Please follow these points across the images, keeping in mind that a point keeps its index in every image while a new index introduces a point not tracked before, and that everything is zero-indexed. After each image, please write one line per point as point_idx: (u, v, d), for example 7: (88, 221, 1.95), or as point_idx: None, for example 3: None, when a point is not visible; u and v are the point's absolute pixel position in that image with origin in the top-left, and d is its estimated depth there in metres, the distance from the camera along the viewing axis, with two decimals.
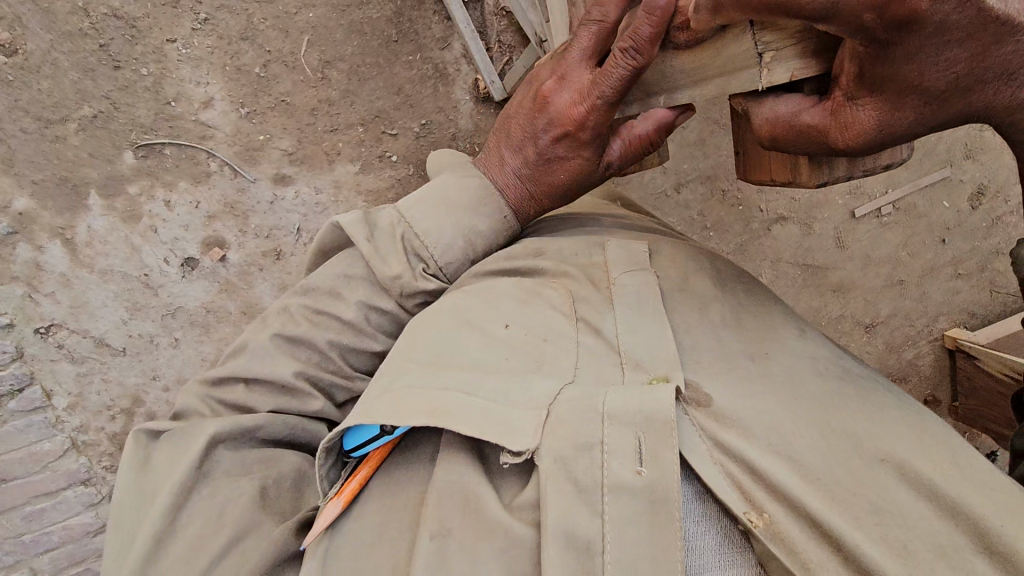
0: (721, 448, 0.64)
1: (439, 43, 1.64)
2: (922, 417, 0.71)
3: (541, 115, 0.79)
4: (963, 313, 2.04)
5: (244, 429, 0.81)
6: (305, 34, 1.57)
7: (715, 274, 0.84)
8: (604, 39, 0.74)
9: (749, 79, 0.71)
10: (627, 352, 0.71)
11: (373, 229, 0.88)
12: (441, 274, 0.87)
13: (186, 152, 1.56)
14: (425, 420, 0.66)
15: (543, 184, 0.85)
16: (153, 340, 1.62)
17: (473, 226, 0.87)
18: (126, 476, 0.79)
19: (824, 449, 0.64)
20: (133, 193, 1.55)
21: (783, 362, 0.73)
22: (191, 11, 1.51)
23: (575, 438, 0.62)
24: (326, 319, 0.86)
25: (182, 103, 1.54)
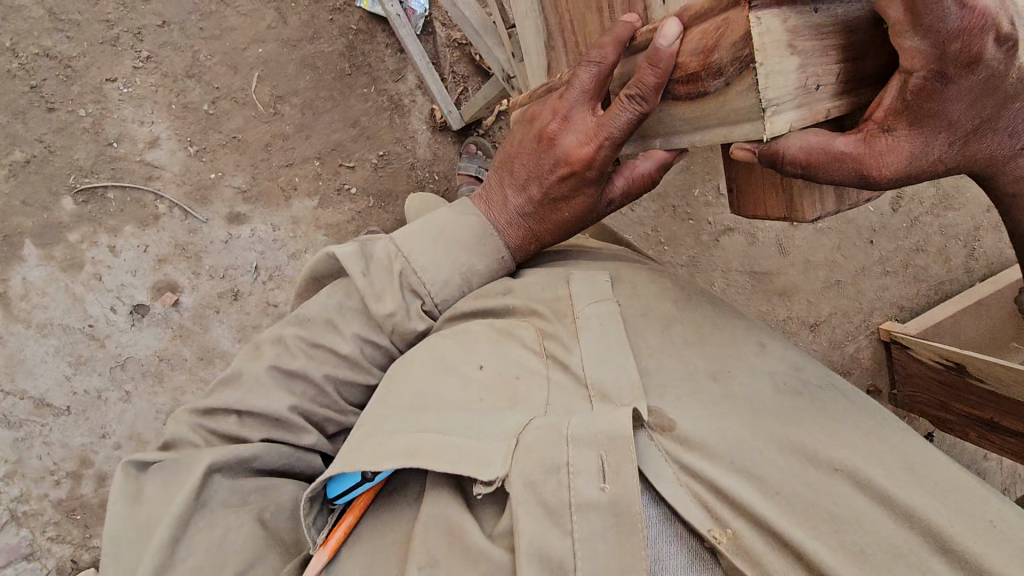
0: (687, 470, 0.63)
1: (393, 76, 1.66)
2: (878, 422, 0.69)
3: (549, 154, 0.72)
4: (894, 308, 2.17)
5: (241, 459, 0.74)
6: (256, 69, 1.55)
7: (681, 292, 0.83)
8: (605, 78, 0.67)
9: (751, 131, 0.54)
10: (594, 382, 0.71)
11: (371, 258, 0.83)
12: (435, 310, 0.83)
13: (131, 195, 1.49)
14: (401, 462, 0.65)
15: (547, 223, 0.80)
16: (101, 395, 1.50)
17: (470, 264, 0.83)
18: (117, 509, 0.71)
19: (777, 466, 0.63)
20: (74, 240, 1.46)
21: (742, 381, 0.71)
22: (132, 49, 1.47)
23: (543, 461, 0.62)
24: (323, 351, 0.81)
25: (125, 143, 1.48)
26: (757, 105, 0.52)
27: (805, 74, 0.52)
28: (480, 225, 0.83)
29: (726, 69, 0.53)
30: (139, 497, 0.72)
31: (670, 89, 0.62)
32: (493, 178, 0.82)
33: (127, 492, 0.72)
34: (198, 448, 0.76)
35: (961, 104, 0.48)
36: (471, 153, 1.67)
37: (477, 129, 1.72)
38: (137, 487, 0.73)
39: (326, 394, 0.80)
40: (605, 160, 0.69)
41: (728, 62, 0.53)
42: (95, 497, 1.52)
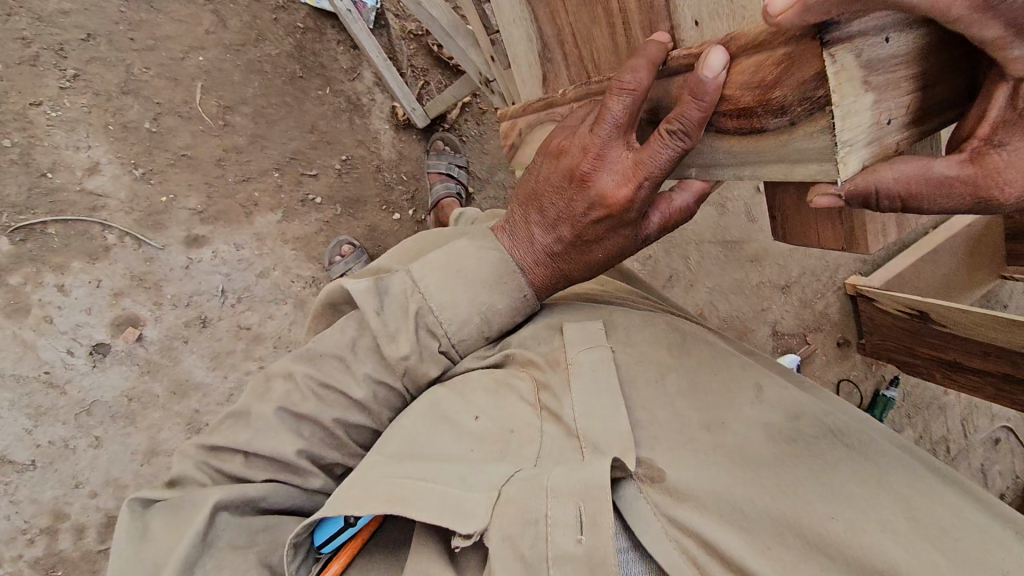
0: (676, 524, 0.60)
1: (348, 74, 1.57)
2: (883, 471, 0.64)
3: (580, 195, 0.58)
4: (858, 262, 2.23)
5: (248, 499, 0.69)
6: (198, 79, 1.44)
7: (679, 337, 0.81)
8: (640, 107, 0.52)
9: (822, 174, 0.42)
10: (584, 433, 0.67)
11: (385, 296, 0.70)
12: (452, 351, 0.71)
13: (76, 227, 1.37)
14: (384, 509, 0.61)
15: (575, 262, 0.66)
16: (68, 444, 1.38)
17: (490, 302, 0.68)
18: (121, 548, 0.65)
19: (768, 514, 0.60)
20: (16, 283, 1.33)
21: (737, 433, 0.68)
22: (56, 68, 1.34)
23: (523, 512, 0.59)
24: (330, 394, 0.73)
25: (61, 173, 1.35)
26: (829, 147, 0.41)
27: (881, 109, 0.42)
28: (501, 260, 0.68)
29: (791, 106, 0.42)
30: (143, 535, 0.66)
31: (714, 121, 0.50)
32: (514, 211, 0.68)
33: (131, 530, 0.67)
34: (204, 488, 0.70)
35: None
36: (438, 150, 1.62)
37: (442, 124, 1.67)
38: (140, 525, 0.67)
39: (334, 438, 0.74)
40: (647, 199, 0.57)
41: (794, 99, 0.41)
42: (76, 551, 1.38)
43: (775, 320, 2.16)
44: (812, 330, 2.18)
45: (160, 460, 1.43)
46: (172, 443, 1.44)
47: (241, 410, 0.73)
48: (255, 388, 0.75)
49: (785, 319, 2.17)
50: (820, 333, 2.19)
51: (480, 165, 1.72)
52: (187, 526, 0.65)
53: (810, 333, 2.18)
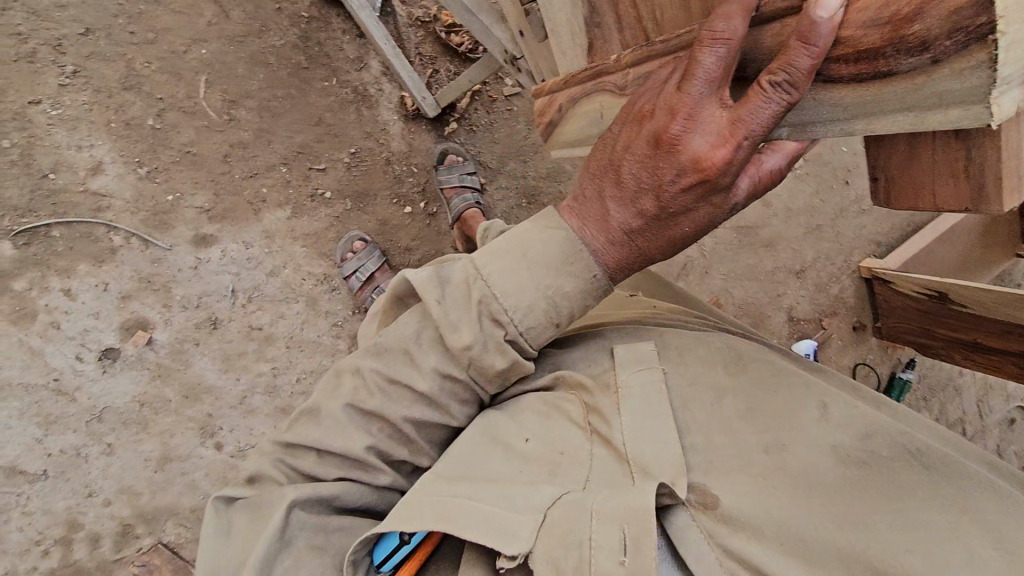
0: (732, 554, 0.56)
1: (354, 64, 1.52)
2: (973, 499, 0.54)
3: (664, 161, 0.50)
4: (875, 245, 2.18)
5: (321, 498, 0.66)
6: (201, 73, 1.39)
7: (731, 349, 0.74)
8: (733, 59, 0.45)
9: (961, 118, 0.37)
10: (634, 458, 0.63)
11: (446, 285, 0.62)
12: (523, 339, 0.60)
13: (80, 230, 1.32)
14: (431, 525, 0.60)
15: (659, 238, 0.57)
16: (80, 453, 1.35)
17: (558, 286, 0.58)
18: (208, 546, 0.64)
19: (833, 545, 0.54)
20: (21, 287, 1.29)
21: (801, 453, 0.61)
22: (54, 64, 1.29)
23: (568, 536, 0.58)
24: (404, 395, 0.66)
25: (62, 173, 1.30)
26: (977, 87, 0.35)
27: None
28: (567, 240, 0.58)
29: (935, 37, 0.36)
30: (229, 530, 0.66)
31: (824, 69, 0.43)
32: (585, 186, 0.59)
33: (221, 528, 0.66)
34: (280, 486, 0.67)
35: None
36: (451, 163, 1.58)
37: (452, 114, 1.63)
38: (225, 522, 0.66)
39: (404, 436, 0.67)
40: (746, 160, 0.48)
41: (935, 30, 0.35)
42: (90, 562, 1.33)
43: (790, 306, 2.12)
44: (828, 315, 2.14)
45: (173, 466, 1.40)
46: (185, 449, 1.40)
47: (312, 406, 0.69)
48: (325, 383, 0.70)
49: (801, 305, 2.13)
50: (836, 318, 2.14)
51: (489, 156, 1.68)
52: (267, 522, 0.63)
53: (826, 318, 2.14)
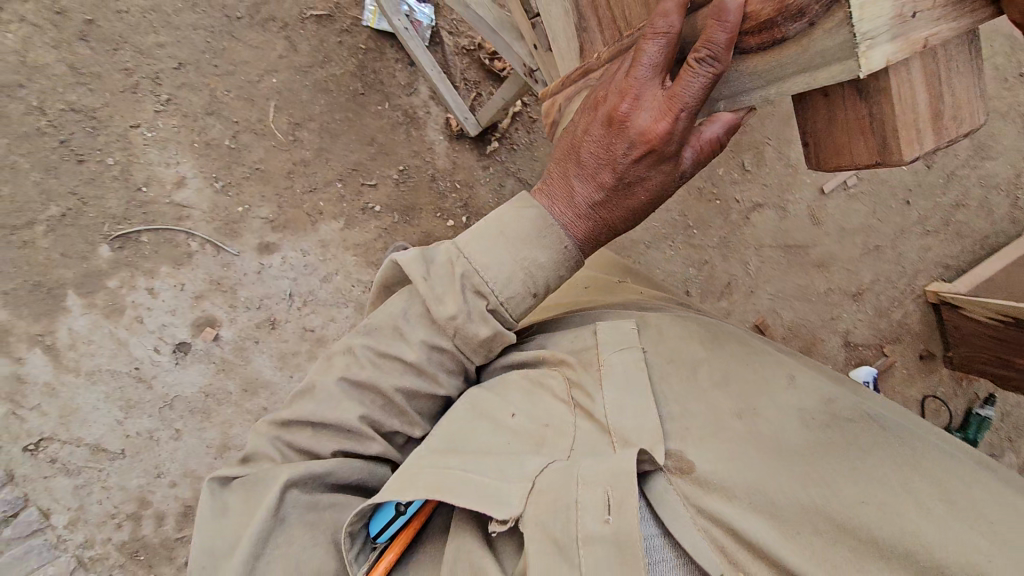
0: (704, 514, 0.65)
1: (405, 89, 1.66)
2: (921, 456, 0.66)
3: (617, 137, 0.59)
4: (941, 267, 2.06)
5: (315, 475, 0.71)
6: (271, 99, 1.56)
7: (705, 333, 0.83)
8: (671, 50, 0.56)
9: (841, 73, 0.49)
10: (616, 428, 0.71)
11: (430, 264, 0.67)
12: (504, 310, 0.66)
13: (164, 236, 1.50)
14: (424, 494, 0.68)
15: (618, 209, 0.64)
16: (153, 436, 1.50)
17: (532, 257, 0.65)
18: (205, 526, 0.70)
19: (799, 503, 0.63)
20: (114, 286, 1.47)
21: (770, 418, 0.71)
22: (152, 94, 1.47)
23: (556, 499, 0.65)
24: (393, 364, 0.74)
25: (154, 187, 1.48)
26: (848, 42, 0.47)
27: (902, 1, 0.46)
28: (539, 219, 0.66)
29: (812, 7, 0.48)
30: (225, 510, 0.71)
31: (740, 43, 0.55)
32: (551, 171, 0.67)
33: (214, 507, 0.72)
34: (276, 465, 0.73)
35: None
36: None
37: (493, 133, 1.73)
38: (221, 502, 0.72)
39: (395, 406, 0.75)
40: (685, 132, 0.58)
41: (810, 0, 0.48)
42: (156, 537, 1.49)
43: (847, 330, 2.04)
44: (889, 341, 2.03)
45: (231, 454, 1.53)
46: (243, 439, 1.54)
47: (306, 385, 0.76)
48: (319, 365, 0.78)
49: (858, 329, 2.03)
50: (899, 344, 2.04)
51: (529, 173, 1.76)
52: (262, 500, 0.69)
53: (887, 344, 2.04)
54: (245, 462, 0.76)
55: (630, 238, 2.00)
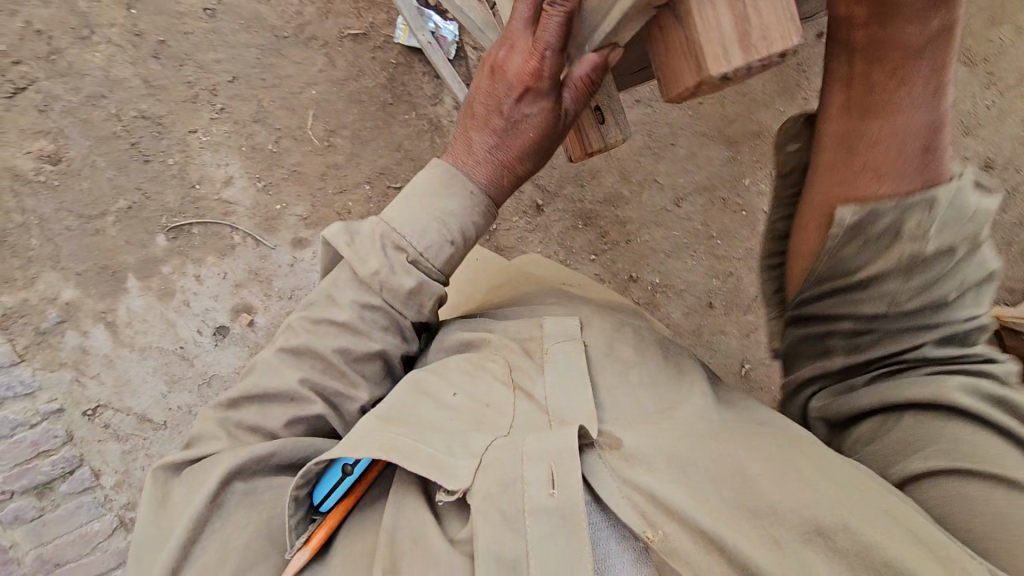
0: (630, 484, 0.74)
1: (431, 100, 1.79)
2: (802, 442, 0.81)
3: (501, 83, 0.79)
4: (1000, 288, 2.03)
5: (259, 458, 0.78)
6: (310, 108, 1.72)
7: (637, 339, 0.97)
8: (537, 9, 0.77)
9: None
10: (554, 410, 0.83)
11: (355, 234, 0.83)
12: (421, 260, 0.82)
13: (212, 229, 1.68)
14: (374, 453, 0.75)
15: (513, 149, 0.83)
16: (191, 410, 1.67)
17: (444, 207, 0.83)
18: (146, 512, 0.77)
19: (710, 475, 0.75)
20: (166, 272, 1.66)
21: (686, 412, 0.85)
22: (208, 103, 1.67)
23: (502, 475, 0.73)
24: (325, 328, 0.83)
25: (205, 184, 1.67)
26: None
27: None
28: (448, 167, 0.85)
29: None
30: (166, 499, 0.78)
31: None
32: (456, 129, 0.87)
33: (157, 495, 0.78)
34: (219, 450, 0.80)
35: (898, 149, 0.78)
36: None
37: None
38: (163, 491, 0.79)
39: (335, 368, 0.83)
40: (552, 70, 0.77)
41: None
42: None
43: None
44: None
45: None
46: None
47: (249, 365, 0.85)
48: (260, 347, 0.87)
49: None
50: None
51: (548, 181, 1.89)
52: (201, 485, 0.76)
53: None
54: (188, 448, 0.83)
55: (649, 246, 1.97)
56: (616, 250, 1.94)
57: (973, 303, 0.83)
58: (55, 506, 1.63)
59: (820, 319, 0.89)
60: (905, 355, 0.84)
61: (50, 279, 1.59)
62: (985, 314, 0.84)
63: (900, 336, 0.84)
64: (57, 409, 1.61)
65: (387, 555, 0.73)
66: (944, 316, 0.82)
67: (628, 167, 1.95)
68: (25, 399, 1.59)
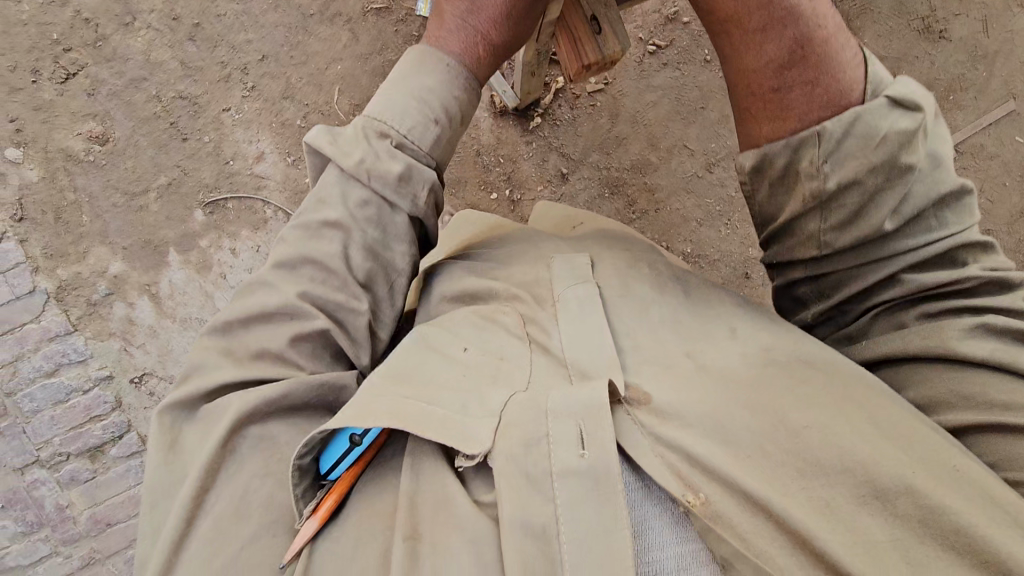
0: (662, 441, 0.70)
1: None
2: (855, 387, 0.74)
3: None
4: None
5: (267, 401, 0.78)
6: (336, 84, 1.77)
7: (655, 278, 0.92)
8: None
9: None
10: (573, 363, 0.80)
11: (340, 131, 0.90)
12: (407, 142, 0.91)
13: (246, 204, 1.75)
14: (386, 421, 0.71)
15: (487, 17, 0.97)
16: None
17: (421, 84, 0.93)
18: (155, 458, 0.78)
19: (749, 431, 0.70)
20: (204, 246, 1.73)
21: (715, 358, 0.79)
22: (240, 82, 1.74)
23: (525, 435, 0.70)
24: (320, 231, 0.87)
25: (238, 161, 1.74)
26: None
27: None
28: (426, 45, 0.98)
29: None
30: (175, 445, 0.79)
31: None
32: (431, 15, 1.00)
33: (164, 440, 0.79)
34: (225, 396, 0.80)
35: (798, 58, 0.84)
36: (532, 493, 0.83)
37: (536, 109, 1.85)
38: (173, 437, 0.80)
39: (336, 277, 0.86)
40: None
41: None
42: None
43: None
44: None
45: None
46: None
47: (244, 286, 0.86)
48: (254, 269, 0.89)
49: None
50: None
51: (573, 148, 1.87)
52: (215, 430, 0.77)
53: None
54: (185, 384, 0.82)
55: (681, 215, 1.89)
56: (646, 219, 1.87)
57: (944, 218, 0.82)
58: (106, 469, 1.72)
59: (786, 263, 0.92)
60: (888, 287, 0.84)
61: (99, 253, 1.69)
62: (966, 227, 0.83)
63: (867, 266, 0.85)
64: (107, 376, 1.70)
65: (406, 515, 0.71)
66: (903, 245, 0.82)
67: (656, 134, 1.89)
68: (79, 365, 1.69)
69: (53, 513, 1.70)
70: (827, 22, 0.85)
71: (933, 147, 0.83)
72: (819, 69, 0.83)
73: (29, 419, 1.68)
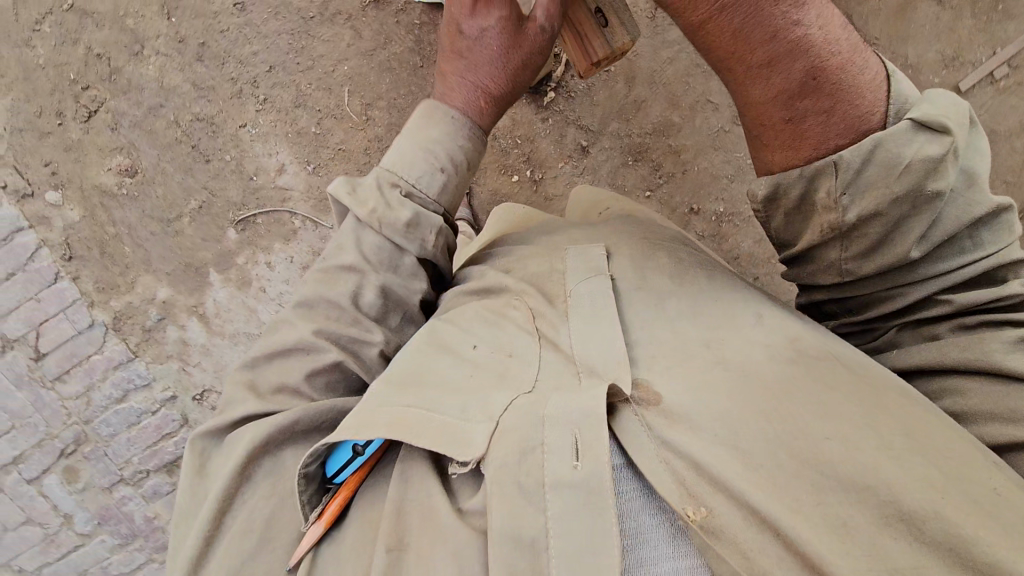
0: (668, 447, 0.68)
1: None
2: (884, 393, 0.73)
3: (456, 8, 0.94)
4: None
5: (281, 428, 0.81)
6: (345, 85, 1.75)
7: (677, 263, 0.91)
8: None
9: None
10: (583, 359, 0.78)
11: (358, 185, 0.90)
12: (416, 190, 0.91)
13: (274, 216, 1.78)
14: (384, 432, 0.73)
15: (482, 69, 0.94)
16: None
17: (429, 137, 0.92)
18: (186, 481, 0.84)
19: (766, 439, 0.68)
20: (241, 263, 1.78)
21: (738, 350, 0.77)
22: (252, 96, 1.74)
23: (521, 442, 0.69)
24: (336, 273, 0.88)
25: (261, 175, 1.76)
26: None
27: None
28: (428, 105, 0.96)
29: None
30: (202, 470, 0.84)
31: None
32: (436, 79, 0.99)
33: (194, 467, 0.85)
34: (245, 425, 0.83)
35: (809, 89, 0.76)
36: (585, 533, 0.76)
37: (548, 83, 1.78)
38: (202, 459, 0.85)
39: (349, 314, 0.87)
40: None
41: None
42: None
43: None
44: None
45: None
46: None
47: (270, 325, 0.90)
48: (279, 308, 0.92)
49: None
50: None
51: (591, 120, 1.81)
52: (232, 458, 0.80)
53: None
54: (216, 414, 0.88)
55: (709, 172, 1.81)
56: (674, 183, 1.82)
57: (980, 238, 0.79)
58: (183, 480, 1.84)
59: (809, 284, 0.91)
60: (926, 307, 0.83)
61: (145, 281, 1.76)
62: (1006, 246, 0.79)
63: (898, 288, 0.83)
64: (171, 396, 1.79)
65: (392, 525, 0.72)
66: (926, 271, 0.80)
67: (677, 92, 1.79)
68: (144, 390, 1.79)
69: (144, 525, 1.84)
70: (842, 44, 0.76)
71: (966, 163, 0.77)
72: (835, 100, 0.76)
73: (108, 443, 1.80)
